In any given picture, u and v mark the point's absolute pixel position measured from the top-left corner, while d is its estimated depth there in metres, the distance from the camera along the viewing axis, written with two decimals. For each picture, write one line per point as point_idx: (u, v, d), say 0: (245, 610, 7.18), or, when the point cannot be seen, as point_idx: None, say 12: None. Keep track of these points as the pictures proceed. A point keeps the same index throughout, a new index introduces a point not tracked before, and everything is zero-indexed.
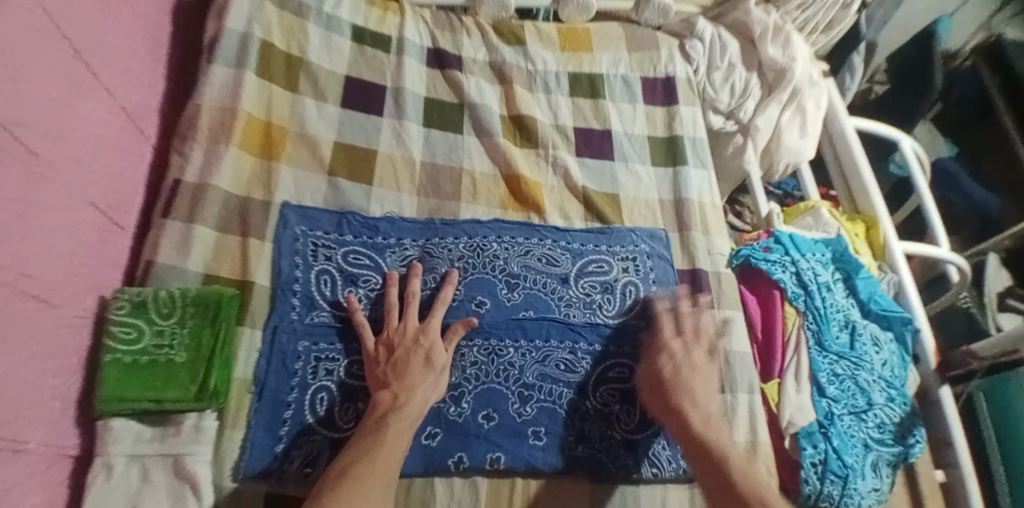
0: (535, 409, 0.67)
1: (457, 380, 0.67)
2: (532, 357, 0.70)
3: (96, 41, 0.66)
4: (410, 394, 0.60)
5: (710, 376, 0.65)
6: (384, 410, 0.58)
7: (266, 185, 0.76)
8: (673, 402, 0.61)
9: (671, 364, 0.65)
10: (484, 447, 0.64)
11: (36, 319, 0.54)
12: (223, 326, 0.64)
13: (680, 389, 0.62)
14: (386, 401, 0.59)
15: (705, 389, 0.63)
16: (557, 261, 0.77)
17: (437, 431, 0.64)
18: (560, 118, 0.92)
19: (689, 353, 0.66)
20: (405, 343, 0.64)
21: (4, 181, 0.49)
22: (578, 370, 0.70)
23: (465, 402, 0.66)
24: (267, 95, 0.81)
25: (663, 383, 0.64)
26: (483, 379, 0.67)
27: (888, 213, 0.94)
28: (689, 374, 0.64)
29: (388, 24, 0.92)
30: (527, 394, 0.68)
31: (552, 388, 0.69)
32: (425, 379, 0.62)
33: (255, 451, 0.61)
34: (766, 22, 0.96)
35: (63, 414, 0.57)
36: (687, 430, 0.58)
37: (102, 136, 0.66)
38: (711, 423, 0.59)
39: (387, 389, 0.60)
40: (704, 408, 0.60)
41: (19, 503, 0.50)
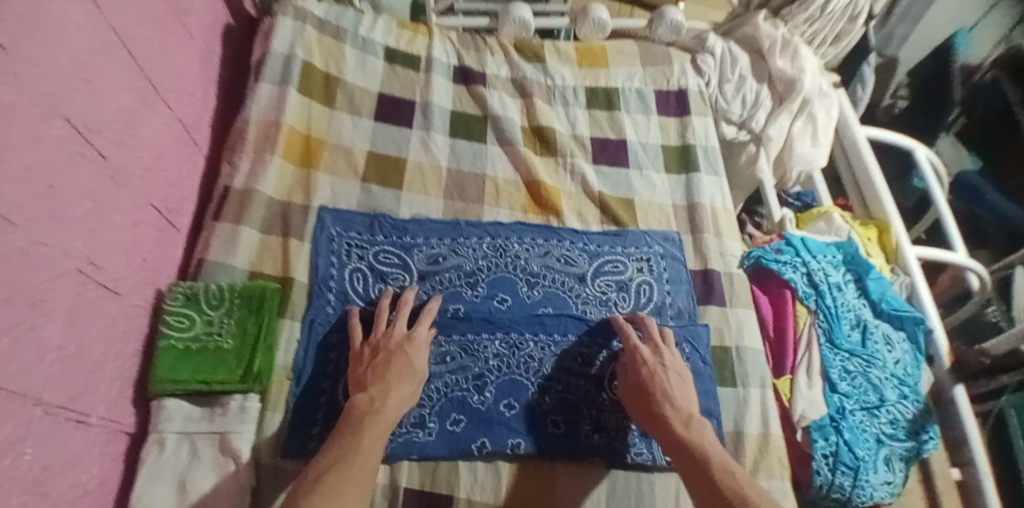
0: (553, 399, 0.71)
1: (479, 370, 0.71)
2: (551, 351, 0.73)
3: (159, 62, 0.73)
4: (386, 399, 0.60)
5: (682, 382, 0.66)
6: (360, 413, 0.59)
7: (305, 190, 0.83)
8: (654, 407, 0.63)
9: (646, 368, 0.66)
10: (506, 434, 0.68)
11: (103, 305, 0.60)
12: (266, 317, 0.70)
13: (659, 394, 0.64)
14: (363, 405, 0.59)
15: (681, 394, 0.64)
16: (574, 261, 0.82)
17: (461, 418, 0.68)
18: (577, 128, 0.97)
19: (660, 359, 0.67)
20: (390, 349, 0.66)
21: (78, 182, 0.55)
22: (596, 364, 0.74)
23: (488, 391, 0.70)
24: (308, 110, 0.88)
25: (641, 390, 0.65)
26: (505, 370, 0.71)
27: (900, 217, 0.97)
28: (667, 378, 0.65)
29: (418, 44, 0.98)
30: (546, 385, 0.72)
31: (570, 380, 0.72)
32: (401, 384, 0.62)
33: (294, 432, 0.67)
34: (775, 36, 1.00)
35: (123, 394, 0.63)
36: (671, 434, 0.60)
37: (162, 145, 0.73)
38: (693, 424, 0.60)
39: (363, 394, 0.61)
40: (684, 410, 0.62)
41: (82, 470, 0.55)
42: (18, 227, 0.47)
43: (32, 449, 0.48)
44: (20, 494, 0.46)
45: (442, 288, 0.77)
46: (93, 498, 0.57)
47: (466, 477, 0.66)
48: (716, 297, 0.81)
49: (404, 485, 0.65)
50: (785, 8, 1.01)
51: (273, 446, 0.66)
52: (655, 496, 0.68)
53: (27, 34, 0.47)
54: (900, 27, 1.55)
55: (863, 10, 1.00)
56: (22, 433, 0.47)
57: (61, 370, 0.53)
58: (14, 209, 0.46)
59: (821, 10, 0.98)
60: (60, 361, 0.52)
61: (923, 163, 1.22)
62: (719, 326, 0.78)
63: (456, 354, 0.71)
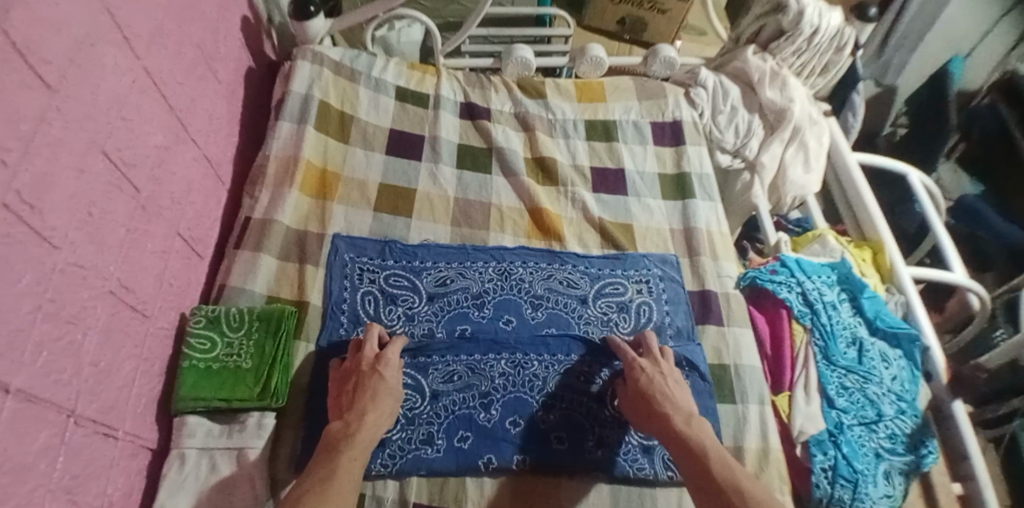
0: (557, 416, 0.73)
1: (486, 388, 0.74)
2: (555, 370, 0.76)
3: (189, 103, 0.80)
4: (361, 421, 0.63)
5: (679, 386, 0.69)
6: (335, 439, 0.61)
7: (320, 219, 0.88)
8: (654, 407, 0.66)
9: (644, 375, 0.70)
10: (511, 449, 0.70)
11: (133, 326, 0.64)
12: (283, 338, 0.74)
13: (658, 396, 0.67)
14: (339, 429, 0.62)
15: (680, 395, 0.68)
16: (576, 283, 0.85)
17: (468, 435, 0.70)
18: (578, 159, 1.02)
19: (657, 368, 0.71)
20: (361, 371, 0.68)
21: (113, 213, 0.61)
22: (598, 382, 0.76)
23: (494, 409, 0.73)
24: (324, 145, 0.94)
25: (640, 392, 0.68)
26: (511, 388, 0.74)
27: (893, 238, 1.00)
28: (664, 382, 0.69)
29: (427, 84, 1.05)
30: (550, 402, 0.74)
31: (573, 398, 0.75)
32: (373, 405, 0.64)
33: (308, 451, 0.69)
34: (764, 69, 1.05)
35: (148, 411, 0.67)
36: (673, 431, 0.63)
37: (191, 178, 0.79)
38: (693, 421, 0.64)
39: (339, 421, 0.63)
40: (684, 409, 0.66)
41: (107, 482, 0.58)
42: (60, 250, 0.52)
43: (64, 458, 0.52)
44: (51, 499, 0.50)
45: (450, 309, 0.81)
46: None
47: (472, 490, 0.68)
48: (713, 317, 0.84)
49: (413, 500, 0.67)
50: (772, 43, 1.06)
51: (288, 463, 0.69)
52: None
53: (70, 77, 0.54)
54: (896, 57, 1.56)
55: (849, 41, 1.05)
56: (56, 442, 0.51)
57: (94, 384, 0.57)
58: (56, 234, 0.51)
59: (807, 43, 1.03)
60: (93, 375, 0.57)
61: (917, 187, 1.25)
62: (718, 345, 0.82)
63: (463, 373, 0.74)
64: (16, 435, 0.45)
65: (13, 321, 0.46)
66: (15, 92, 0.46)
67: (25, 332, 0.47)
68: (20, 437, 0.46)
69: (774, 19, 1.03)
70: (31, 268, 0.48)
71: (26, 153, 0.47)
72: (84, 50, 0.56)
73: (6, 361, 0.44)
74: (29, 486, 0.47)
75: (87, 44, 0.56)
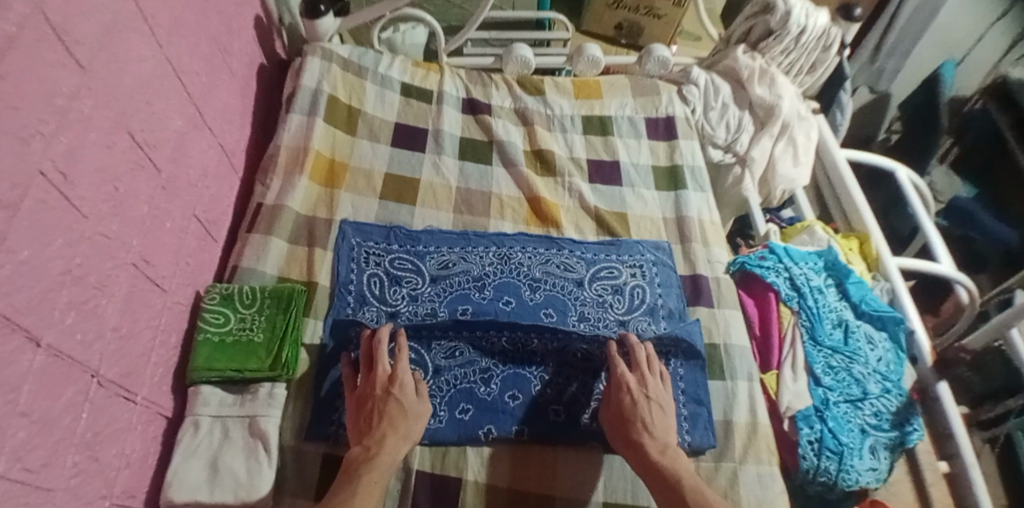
0: (555, 391, 0.77)
1: (486, 364, 0.77)
2: (554, 347, 0.79)
3: (205, 94, 0.84)
4: (380, 444, 0.63)
5: (663, 411, 0.70)
6: (355, 465, 0.62)
7: (328, 206, 0.92)
8: (633, 434, 0.68)
9: (629, 397, 0.70)
10: (511, 421, 0.73)
11: (152, 298, 0.68)
12: (294, 314, 0.77)
13: (638, 424, 0.68)
14: (359, 454, 0.63)
15: (661, 423, 0.69)
16: (572, 267, 0.88)
17: (469, 407, 0.74)
18: (575, 152, 1.06)
19: (643, 389, 0.71)
20: (375, 396, 0.67)
21: (136, 189, 0.65)
22: (595, 358, 0.79)
23: (494, 384, 0.76)
24: (333, 138, 0.98)
25: (622, 417, 0.69)
26: (509, 365, 0.78)
27: (878, 228, 1.04)
28: (644, 406, 0.69)
29: (430, 81, 1.10)
30: (549, 378, 0.77)
31: (570, 374, 0.78)
32: (393, 429, 0.64)
33: (317, 421, 0.73)
34: (752, 67, 1.10)
35: (164, 380, 0.70)
36: (647, 459, 0.65)
37: (206, 164, 0.84)
38: (668, 451, 0.66)
39: (358, 445, 0.64)
40: (661, 439, 0.67)
41: (125, 444, 0.62)
42: (88, 219, 0.56)
43: (86, 415, 0.55)
44: (73, 453, 0.53)
45: (452, 290, 0.84)
46: (135, 471, 0.63)
47: (473, 458, 0.72)
48: (704, 298, 0.88)
49: (416, 467, 0.70)
50: (762, 42, 1.10)
51: (296, 435, 0.72)
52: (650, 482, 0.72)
53: (100, 58, 0.58)
54: (888, 62, 1.61)
55: (835, 40, 1.09)
56: (80, 399, 0.54)
57: (116, 349, 0.60)
58: (85, 203, 0.55)
59: (794, 42, 1.08)
60: (115, 340, 0.60)
61: (904, 182, 1.29)
62: (709, 325, 0.85)
63: (463, 349, 0.78)
64: (44, 386, 0.49)
65: (44, 281, 0.49)
66: (51, 69, 0.50)
67: (55, 292, 0.51)
68: (47, 392, 0.49)
69: (763, 20, 1.08)
70: (62, 233, 0.52)
71: (60, 126, 0.51)
72: (112, 34, 0.60)
73: (37, 316, 0.48)
74: (54, 438, 0.50)
75: (116, 29, 0.61)
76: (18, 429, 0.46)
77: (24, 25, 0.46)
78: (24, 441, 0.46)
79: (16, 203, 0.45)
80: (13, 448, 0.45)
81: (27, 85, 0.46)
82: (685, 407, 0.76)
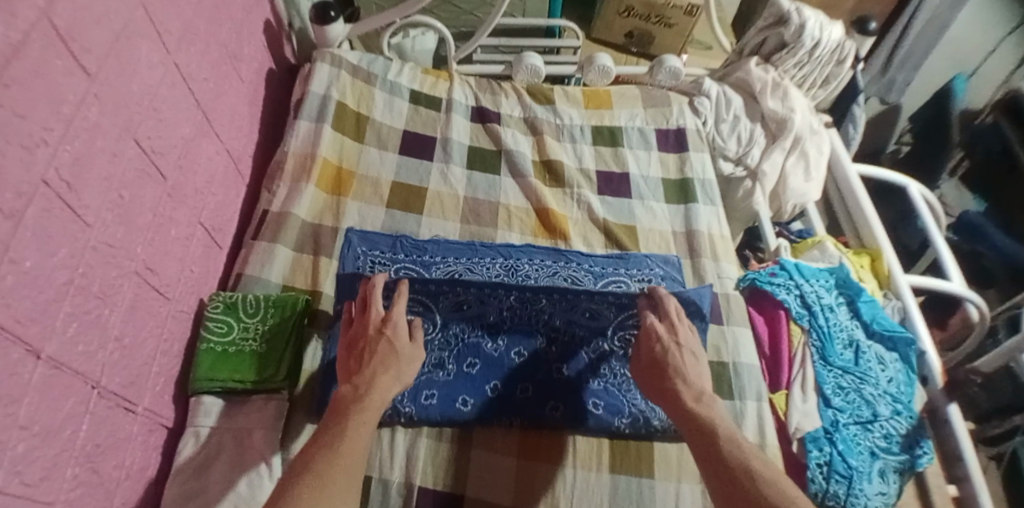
0: (558, 348, 0.78)
1: (493, 319, 0.77)
2: (562, 307, 0.75)
3: (213, 99, 0.84)
4: (371, 383, 0.61)
5: (697, 360, 0.67)
6: (345, 403, 0.59)
7: (335, 214, 0.91)
8: (666, 381, 0.64)
9: (660, 345, 0.67)
10: (515, 378, 0.76)
11: (156, 307, 0.67)
12: (297, 324, 0.77)
13: (672, 371, 0.65)
14: (349, 393, 0.60)
15: (696, 371, 0.65)
16: (580, 281, 0.85)
17: (476, 361, 0.77)
18: (584, 163, 1.05)
19: (675, 337, 0.68)
20: (368, 336, 0.66)
21: (142, 197, 0.64)
22: (601, 318, 0.77)
23: (501, 339, 0.78)
24: (340, 144, 0.98)
25: (655, 367, 0.66)
26: (515, 321, 0.77)
27: (890, 246, 1.03)
28: (676, 353, 0.66)
29: (440, 88, 1.09)
30: (555, 336, 0.78)
31: (576, 332, 0.78)
32: (384, 369, 0.63)
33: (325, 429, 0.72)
34: (765, 80, 1.09)
35: (166, 390, 0.69)
36: (681, 405, 0.61)
37: (213, 171, 0.83)
38: (704, 399, 0.62)
39: (348, 384, 0.62)
40: (696, 387, 0.63)
41: (126, 455, 0.61)
42: (92, 228, 0.55)
43: (87, 427, 0.54)
44: (73, 465, 0.52)
45: None
46: (134, 483, 0.63)
47: (474, 473, 0.72)
48: (713, 316, 0.87)
49: (417, 483, 0.70)
50: (774, 55, 1.09)
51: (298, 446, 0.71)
52: (655, 501, 0.71)
53: (108, 66, 0.57)
54: (900, 74, 1.60)
55: (849, 54, 1.08)
56: (80, 411, 0.53)
57: (118, 359, 0.60)
58: (90, 213, 0.54)
59: (808, 55, 1.06)
60: (117, 350, 0.59)
61: (915, 198, 1.27)
62: (717, 342, 0.84)
63: (471, 302, 0.75)
64: (43, 399, 0.48)
65: (47, 291, 0.49)
66: (57, 76, 0.49)
67: (58, 302, 0.50)
68: (47, 404, 0.49)
69: (777, 32, 1.07)
70: (66, 243, 0.51)
71: (65, 134, 0.50)
72: (121, 40, 0.60)
73: (38, 327, 0.47)
74: (54, 450, 0.50)
75: (125, 36, 0.60)
76: (17, 442, 0.45)
77: (30, 31, 0.45)
78: (23, 454, 0.46)
79: (20, 213, 0.45)
80: (12, 462, 0.44)
81: (33, 93, 0.46)
82: None
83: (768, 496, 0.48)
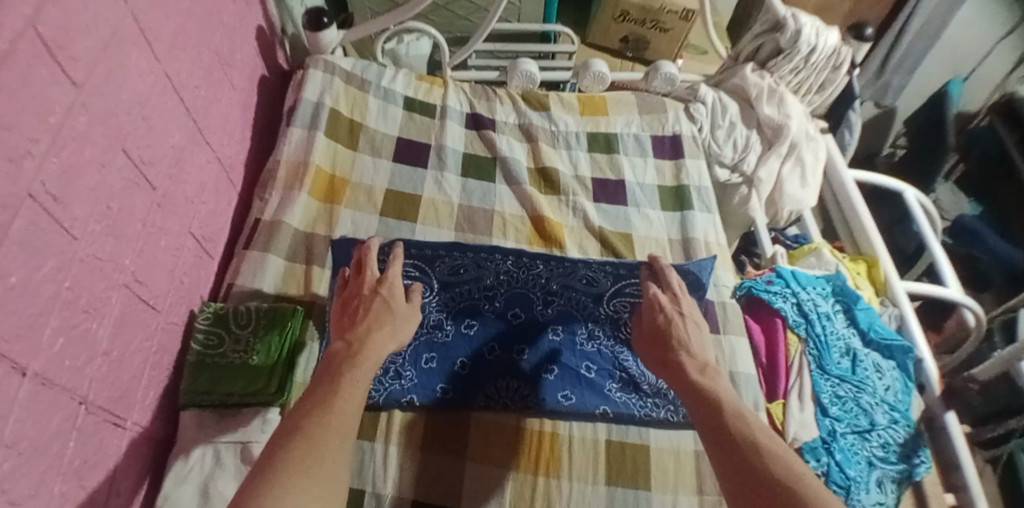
0: (555, 311, 0.83)
1: (490, 282, 0.81)
2: (557, 272, 0.79)
3: (205, 106, 0.83)
4: (365, 340, 0.61)
5: (699, 330, 0.68)
6: (341, 359, 0.59)
7: (327, 223, 0.90)
8: (670, 352, 0.65)
9: (664, 315, 0.69)
10: (512, 339, 0.81)
11: (145, 319, 0.66)
12: (289, 336, 0.76)
13: (675, 343, 0.66)
14: (343, 350, 0.60)
15: (699, 341, 0.66)
16: (597, 281, 0.79)
17: (474, 323, 0.82)
18: (579, 170, 1.05)
19: (677, 308, 0.70)
20: (363, 294, 0.67)
21: (131, 209, 0.63)
22: (599, 284, 0.79)
23: (498, 301, 0.82)
24: (333, 152, 0.97)
25: (659, 342, 0.67)
26: (514, 286, 0.82)
27: (887, 252, 1.02)
28: (679, 324, 0.67)
29: (434, 95, 1.08)
30: (550, 299, 0.82)
31: (573, 297, 0.82)
32: (379, 325, 0.64)
33: None
34: (761, 86, 1.08)
35: (155, 403, 0.68)
36: (683, 375, 0.62)
37: (204, 179, 0.82)
38: (707, 371, 0.62)
39: (341, 341, 0.62)
40: (700, 358, 0.64)
41: (113, 471, 0.60)
42: (79, 241, 0.54)
43: (74, 443, 0.53)
44: (60, 482, 0.51)
45: (462, 300, 0.81)
46: (122, 500, 0.61)
47: (469, 486, 0.71)
48: (710, 324, 0.86)
49: (412, 497, 0.69)
50: (770, 61, 1.09)
51: None
52: None
53: (95, 75, 0.56)
54: (895, 77, 1.60)
55: (845, 60, 1.08)
56: (67, 427, 0.52)
57: (106, 373, 0.58)
58: (78, 225, 0.53)
59: (804, 61, 1.06)
60: (105, 364, 0.58)
61: (913, 204, 1.26)
62: (713, 352, 0.84)
63: (468, 266, 0.79)
64: (30, 416, 0.47)
65: (33, 307, 0.48)
66: (44, 86, 0.48)
67: (44, 317, 0.49)
68: (34, 421, 0.47)
69: (773, 38, 1.07)
70: (53, 256, 0.50)
71: (52, 145, 0.49)
72: (109, 48, 0.59)
73: (24, 343, 0.46)
74: (41, 467, 0.49)
75: (114, 44, 0.59)
76: (1, 461, 0.44)
77: (16, 40, 0.44)
78: (8, 473, 0.44)
79: (6, 226, 0.44)
80: None
81: (19, 103, 0.45)
82: None
83: (771, 468, 0.48)
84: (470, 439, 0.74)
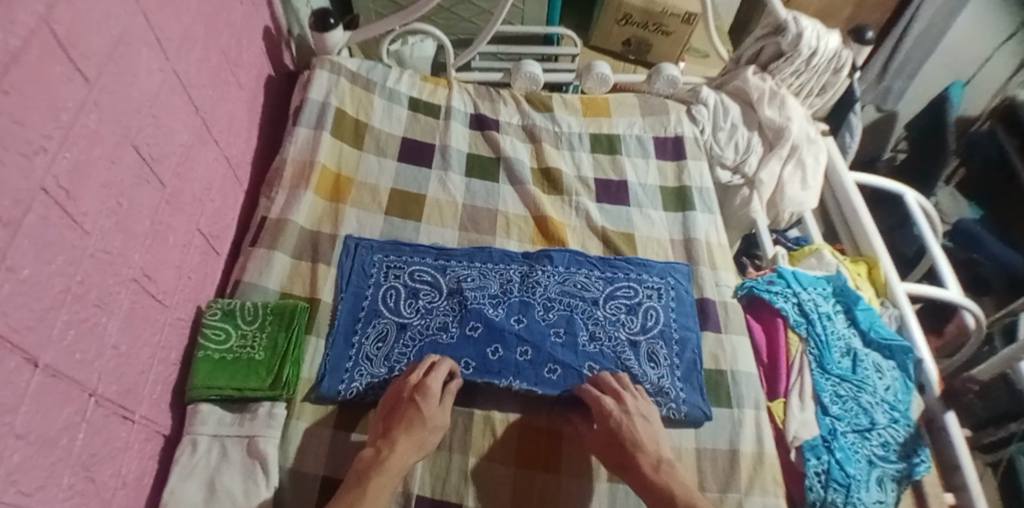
0: (555, 315, 0.85)
1: (496, 291, 0.86)
2: (556, 280, 0.88)
3: (212, 105, 0.84)
4: (392, 447, 0.65)
5: (649, 424, 0.72)
6: (365, 466, 0.64)
7: (333, 221, 0.92)
8: (625, 456, 0.69)
9: (613, 418, 0.71)
10: (515, 341, 0.81)
11: (153, 314, 0.67)
12: (295, 332, 0.77)
13: (628, 443, 0.69)
14: (370, 456, 0.65)
15: (648, 437, 0.70)
16: (589, 287, 0.88)
17: (478, 325, 0.82)
18: (582, 171, 1.06)
19: (625, 408, 0.72)
20: (401, 399, 0.70)
21: (140, 204, 0.64)
22: (593, 290, 0.88)
23: (501, 308, 0.84)
24: (339, 152, 0.98)
25: (612, 440, 0.70)
26: (517, 294, 0.86)
27: (887, 254, 1.03)
28: (631, 423, 0.71)
29: (438, 96, 1.09)
30: (550, 304, 0.85)
31: (570, 302, 0.86)
32: (408, 432, 0.67)
33: (326, 383, 0.76)
34: (762, 89, 1.10)
35: (162, 398, 0.69)
36: (641, 476, 0.67)
37: (212, 177, 0.83)
38: (661, 467, 0.67)
39: (371, 448, 0.67)
40: (654, 454, 0.68)
41: (121, 465, 0.60)
42: (90, 235, 0.55)
43: (83, 435, 0.54)
44: (69, 473, 0.52)
45: (464, 306, 0.84)
46: (130, 492, 0.62)
47: (473, 484, 0.71)
48: (711, 323, 0.88)
49: (416, 493, 0.70)
50: (772, 64, 1.10)
51: (295, 455, 0.72)
52: None
53: (106, 72, 0.57)
54: (896, 82, 1.62)
55: (846, 63, 1.09)
56: (77, 420, 0.53)
57: (115, 367, 0.59)
58: (88, 219, 0.54)
59: (805, 64, 1.07)
60: (114, 358, 0.59)
61: (912, 206, 1.26)
62: (715, 351, 0.85)
63: (474, 277, 0.87)
64: (41, 408, 0.48)
65: (44, 300, 0.48)
66: (56, 83, 0.49)
67: (55, 311, 0.50)
68: (44, 414, 0.48)
69: (774, 41, 1.08)
70: (64, 250, 0.51)
71: (64, 141, 0.50)
72: (120, 47, 0.60)
73: (35, 336, 0.47)
74: (51, 460, 0.49)
75: (124, 43, 0.60)
76: (13, 452, 0.44)
77: (29, 38, 0.45)
78: (19, 464, 0.45)
79: (17, 221, 0.44)
80: (8, 471, 0.44)
81: (31, 100, 0.46)
82: (677, 331, 0.85)
83: None
84: (471, 435, 0.74)
